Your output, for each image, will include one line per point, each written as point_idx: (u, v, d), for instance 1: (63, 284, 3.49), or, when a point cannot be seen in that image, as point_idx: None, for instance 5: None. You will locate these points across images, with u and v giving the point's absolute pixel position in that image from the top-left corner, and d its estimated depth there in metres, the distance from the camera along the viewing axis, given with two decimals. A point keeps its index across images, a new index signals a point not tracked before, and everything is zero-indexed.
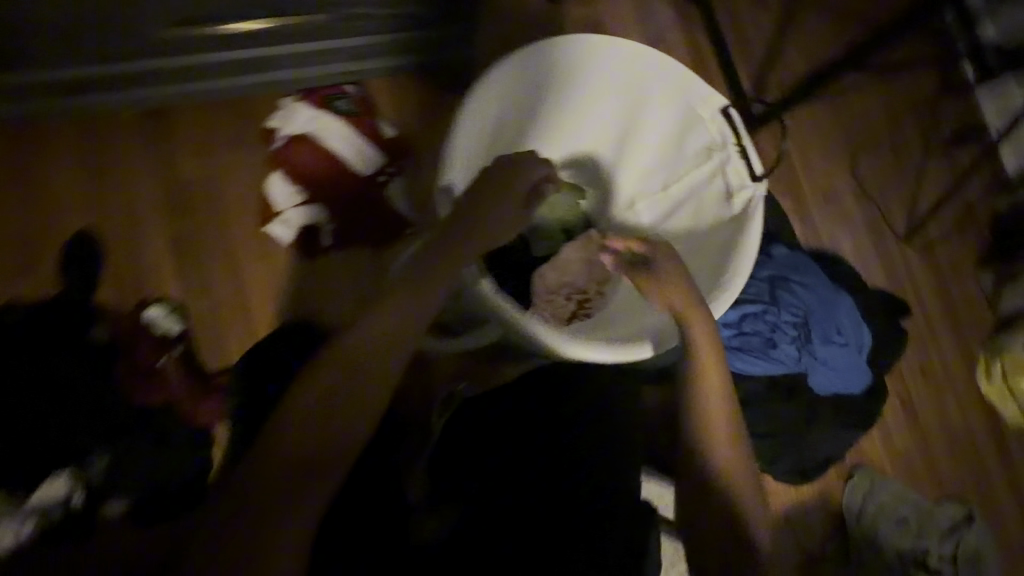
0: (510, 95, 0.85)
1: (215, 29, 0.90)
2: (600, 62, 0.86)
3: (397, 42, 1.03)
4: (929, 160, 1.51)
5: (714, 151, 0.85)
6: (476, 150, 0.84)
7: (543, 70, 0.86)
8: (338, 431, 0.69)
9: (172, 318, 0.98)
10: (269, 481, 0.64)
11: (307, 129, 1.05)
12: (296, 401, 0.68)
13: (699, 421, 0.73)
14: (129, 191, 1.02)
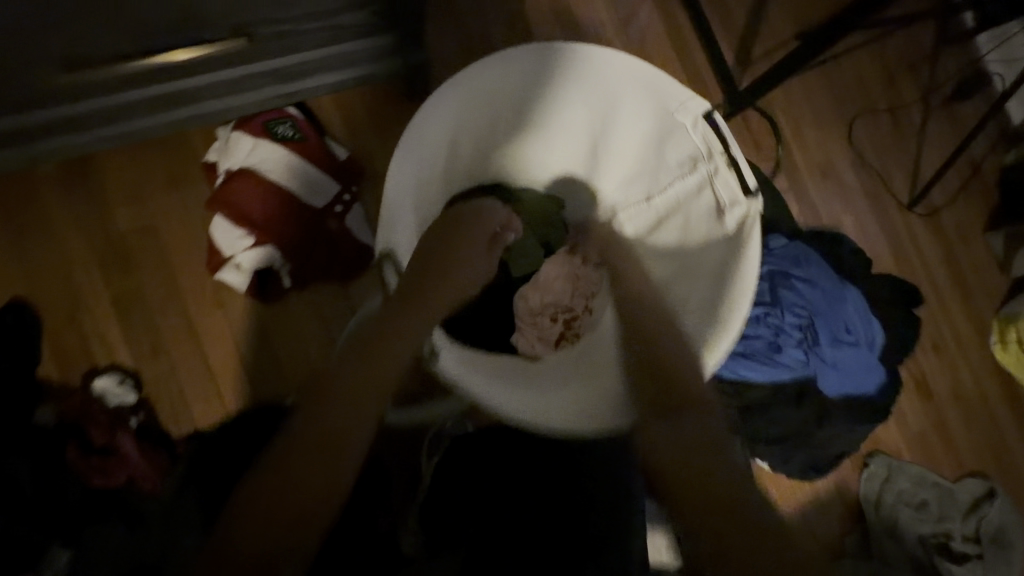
0: (458, 118, 0.75)
1: (114, 70, 0.75)
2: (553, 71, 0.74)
3: (335, 57, 0.88)
4: (931, 120, 1.41)
5: (698, 161, 0.75)
6: (424, 187, 0.77)
7: (489, 87, 0.74)
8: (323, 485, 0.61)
9: (126, 387, 0.90)
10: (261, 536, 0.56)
11: (248, 163, 0.94)
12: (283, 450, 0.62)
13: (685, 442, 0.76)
14: (59, 251, 0.92)
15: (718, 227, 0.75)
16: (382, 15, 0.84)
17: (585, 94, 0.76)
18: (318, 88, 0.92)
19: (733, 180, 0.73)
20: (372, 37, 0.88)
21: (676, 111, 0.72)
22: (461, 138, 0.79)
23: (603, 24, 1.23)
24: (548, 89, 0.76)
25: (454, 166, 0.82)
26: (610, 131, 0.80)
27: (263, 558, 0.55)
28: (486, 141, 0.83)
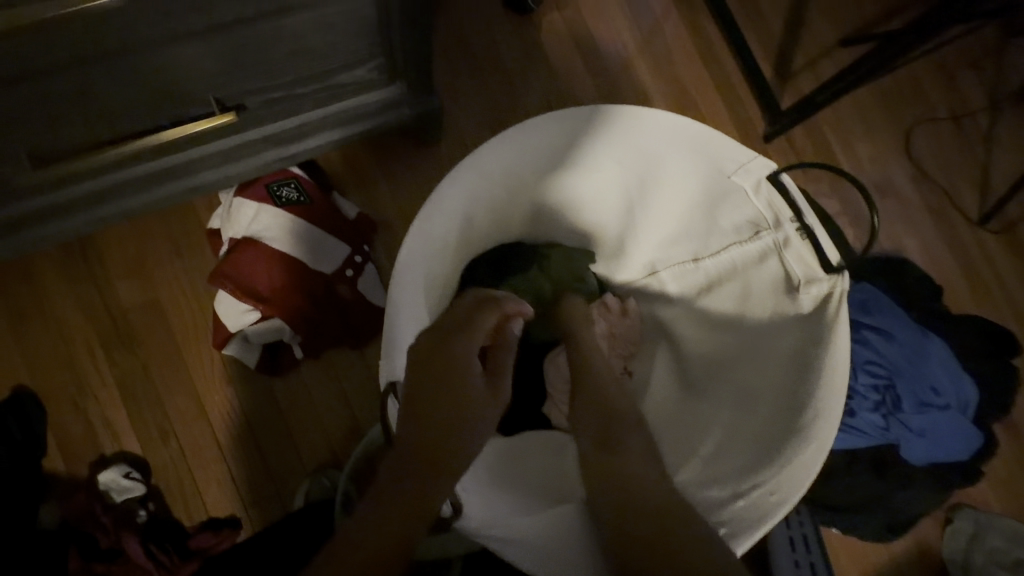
0: (476, 192, 0.66)
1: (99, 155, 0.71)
2: (585, 135, 0.65)
3: (337, 115, 0.81)
4: (1000, 124, 1.25)
5: (760, 227, 0.65)
6: (437, 267, 0.69)
7: (512, 157, 0.66)
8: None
9: (132, 479, 0.84)
10: None
11: (251, 231, 0.88)
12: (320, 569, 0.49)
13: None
14: (60, 335, 0.87)
15: (793, 303, 0.64)
16: (382, 69, 0.77)
17: (619, 156, 0.67)
18: (319, 148, 0.85)
19: (805, 248, 0.62)
20: (376, 90, 0.81)
21: (734, 173, 0.62)
22: (478, 209, 0.70)
23: (626, 43, 1.13)
24: (576, 156, 0.68)
25: (469, 239, 0.73)
26: (652, 191, 0.70)
27: None
28: (507, 208, 0.74)
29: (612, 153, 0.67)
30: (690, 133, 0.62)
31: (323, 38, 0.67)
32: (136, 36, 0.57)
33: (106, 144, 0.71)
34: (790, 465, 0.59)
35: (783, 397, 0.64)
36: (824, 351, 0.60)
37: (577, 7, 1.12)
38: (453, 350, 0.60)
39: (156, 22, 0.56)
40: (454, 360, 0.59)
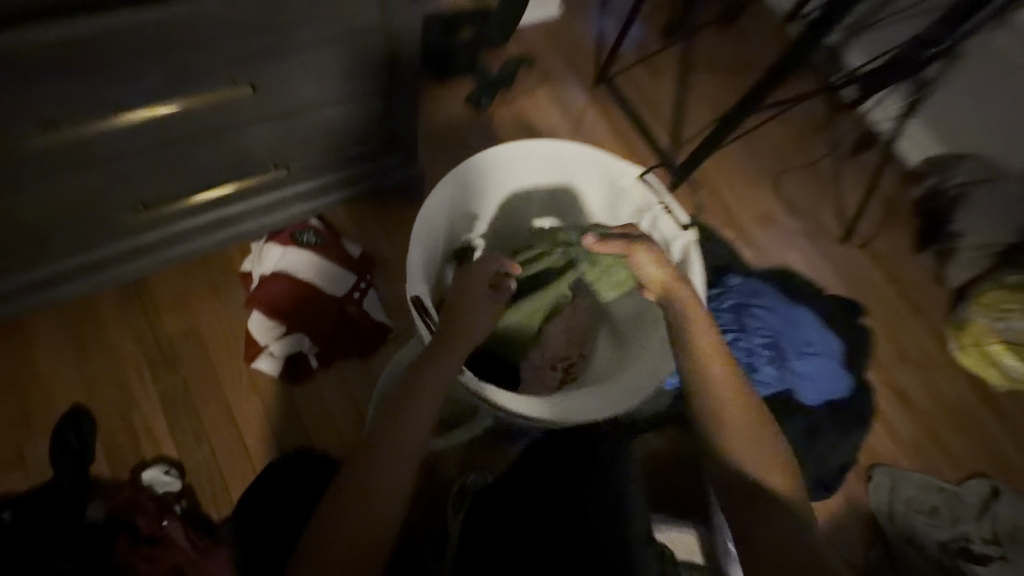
0: (452, 206, 0.92)
1: (178, 203, 0.95)
2: (519, 160, 0.94)
3: (350, 176, 1.09)
4: (841, 169, 1.69)
5: (644, 213, 0.95)
6: (430, 265, 0.91)
7: (472, 180, 0.93)
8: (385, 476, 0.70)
9: (172, 475, 0.98)
10: (348, 530, 0.66)
11: (279, 266, 1.11)
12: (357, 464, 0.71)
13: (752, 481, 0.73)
14: (115, 359, 1.05)
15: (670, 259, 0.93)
16: (386, 142, 1.09)
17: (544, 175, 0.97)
18: (336, 201, 1.11)
19: (671, 221, 0.92)
20: (378, 158, 1.11)
21: (619, 178, 0.94)
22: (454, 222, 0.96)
23: (558, 127, 1.53)
24: (515, 175, 0.96)
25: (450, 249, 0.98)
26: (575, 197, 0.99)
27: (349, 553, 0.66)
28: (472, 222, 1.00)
29: (537, 172, 0.97)
30: (587, 155, 0.93)
31: (347, 121, 0.98)
32: (230, 118, 0.85)
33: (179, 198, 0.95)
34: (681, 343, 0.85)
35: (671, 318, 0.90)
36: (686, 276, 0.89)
37: (520, 104, 1.53)
38: (466, 303, 0.79)
39: (247, 108, 0.85)
40: (463, 328, 0.77)
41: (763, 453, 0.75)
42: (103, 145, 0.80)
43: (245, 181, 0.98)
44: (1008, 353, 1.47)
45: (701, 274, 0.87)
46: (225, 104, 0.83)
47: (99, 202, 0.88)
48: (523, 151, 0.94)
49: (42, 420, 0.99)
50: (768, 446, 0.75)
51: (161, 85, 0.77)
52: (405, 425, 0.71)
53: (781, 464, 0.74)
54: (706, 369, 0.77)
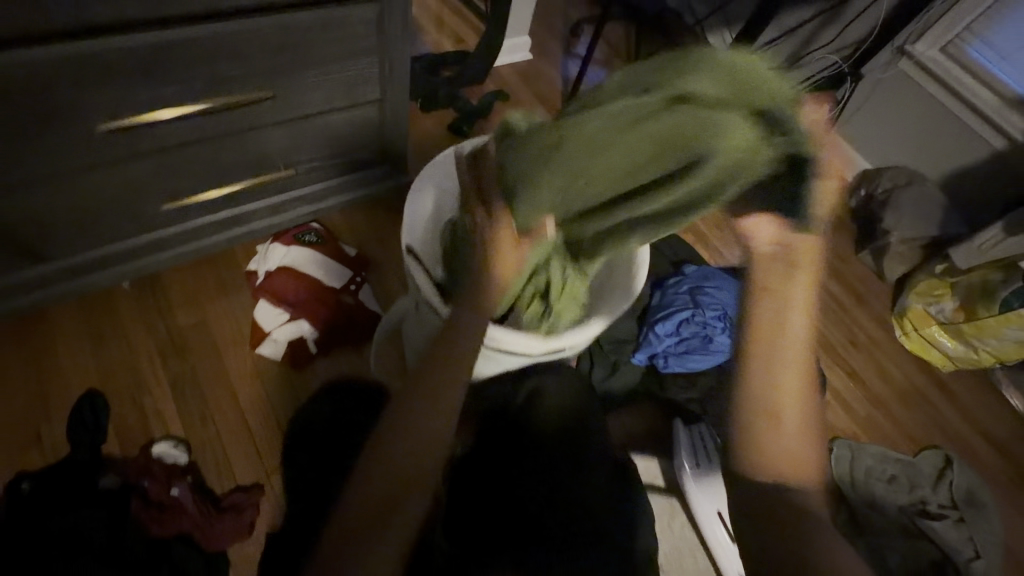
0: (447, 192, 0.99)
1: (194, 196, 1.08)
2: None
3: (350, 182, 1.26)
4: None
5: None
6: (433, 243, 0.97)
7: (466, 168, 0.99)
8: (400, 444, 0.68)
9: (180, 449, 1.06)
10: (367, 503, 0.64)
11: (284, 262, 1.24)
12: (380, 432, 0.69)
13: (788, 458, 0.69)
14: (129, 346, 1.14)
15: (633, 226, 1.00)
16: (381, 153, 1.26)
17: None
18: (339, 205, 1.27)
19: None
20: (375, 166, 1.28)
21: None
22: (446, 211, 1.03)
23: None
24: None
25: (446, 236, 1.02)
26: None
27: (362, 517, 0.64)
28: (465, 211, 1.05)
29: None
30: None
31: (346, 131, 1.15)
32: (254, 120, 1.01)
33: (194, 193, 1.08)
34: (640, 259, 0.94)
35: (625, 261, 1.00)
36: None
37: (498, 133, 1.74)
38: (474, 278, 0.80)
39: (266, 113, 1.01)
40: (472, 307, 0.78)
41: (797, 442, 0.69)
42: (141, 142, 0.92)
43: (255, 177, 1.12)
44: (943, 334, 1.56)
45: None
46: (249, 106, 0.97)
47: (134, 194, 1.01)
48: None
49: (60, 403, 1.06)
50: (810, 441, 0.70)
51: (198, 93, 0.90)
52: (427, 410, 0.70)
53: (815, 455, 0.70)
54: (779, 342, 0.71)
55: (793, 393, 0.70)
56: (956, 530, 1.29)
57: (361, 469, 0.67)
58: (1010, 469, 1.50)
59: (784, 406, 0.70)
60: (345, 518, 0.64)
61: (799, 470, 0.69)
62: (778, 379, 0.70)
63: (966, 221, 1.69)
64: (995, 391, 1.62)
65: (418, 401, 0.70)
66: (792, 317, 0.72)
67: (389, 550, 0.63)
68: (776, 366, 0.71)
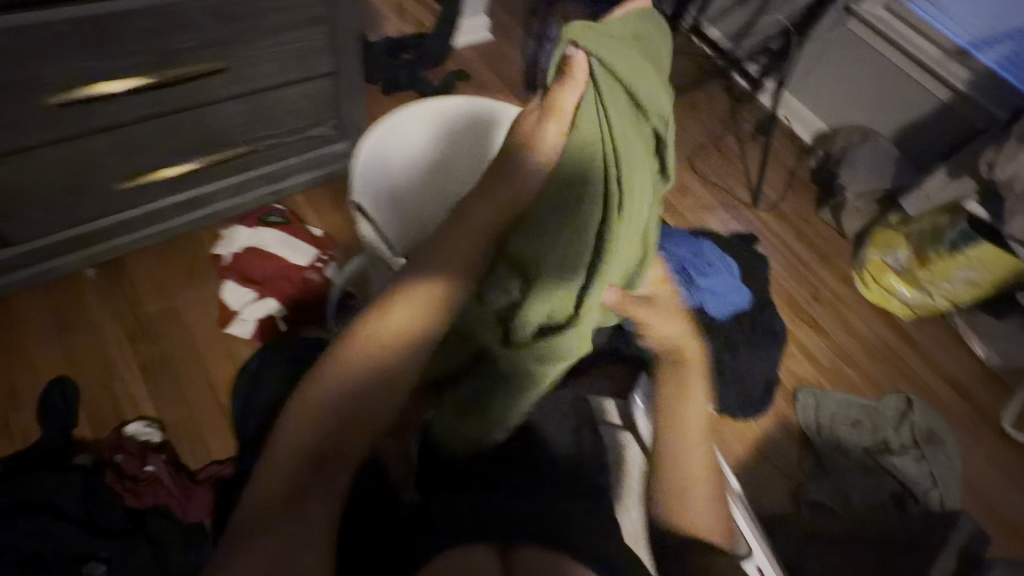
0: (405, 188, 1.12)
1: (152, 175, 1.09)
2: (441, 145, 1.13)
3: (312, 158, 1.28)
4: (746, 148, 1.95)
5: None
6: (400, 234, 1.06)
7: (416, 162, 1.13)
8: (349, 388, 0.59)
9: (153, 428, 1.06)
10: (308, 439, 0.58)
11: (249, 242, 1.25)
12: (332, 368, 0.60)
13: (688, 529, 0.70)
14: (97, 331, 1.15)
15: None
16: (339, 129, 1.27)
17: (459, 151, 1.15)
18: (304, 181, 1.31)
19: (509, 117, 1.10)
20: (336, 143, 1.30)
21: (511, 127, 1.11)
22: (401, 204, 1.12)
23: None
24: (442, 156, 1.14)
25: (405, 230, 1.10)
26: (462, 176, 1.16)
27: (303, 449, 0.57)
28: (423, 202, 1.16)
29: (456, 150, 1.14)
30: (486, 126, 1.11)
31: (306, 105, 1.17)
32: (207, 93, 1.02)
33: (153, 173, 1.09)
34: None
35: None
36: None
37: None
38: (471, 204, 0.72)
39: (218, 87, 1.02)
40: (460, 231, 0.69)
41: (708, 510, 0.70)
42: (93, 118, 0.94)
43: (214, 155, 1.13)
44: (900, 282, 1.63)
45: None
46: (201, 79, 0.99)
47: (93, 171, 1.03)
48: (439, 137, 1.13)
49: (30, 390, 1.07)
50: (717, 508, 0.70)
51: (147, 64, 0.92)
52: (356, 379, 0.59)
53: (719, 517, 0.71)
54: (676, 425, 0.72)
55: (693, 468, 0.71)
56: (915, 464, 1.35)
57: (307, 403, 0.59)
58: (969, 407, 1.57)
59: (680, 482, 0.70)
60: (282, 452, 0.57)
61: (714, 528, 0.70)
62: (687, 456, 0.71)
63: (917, 173, 1.75)
64: (952, 335, 1.69)
65: (382, 342, 0.61)
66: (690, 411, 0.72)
67: (296, 514, 0.56)
68: (674, 447, 0.72)
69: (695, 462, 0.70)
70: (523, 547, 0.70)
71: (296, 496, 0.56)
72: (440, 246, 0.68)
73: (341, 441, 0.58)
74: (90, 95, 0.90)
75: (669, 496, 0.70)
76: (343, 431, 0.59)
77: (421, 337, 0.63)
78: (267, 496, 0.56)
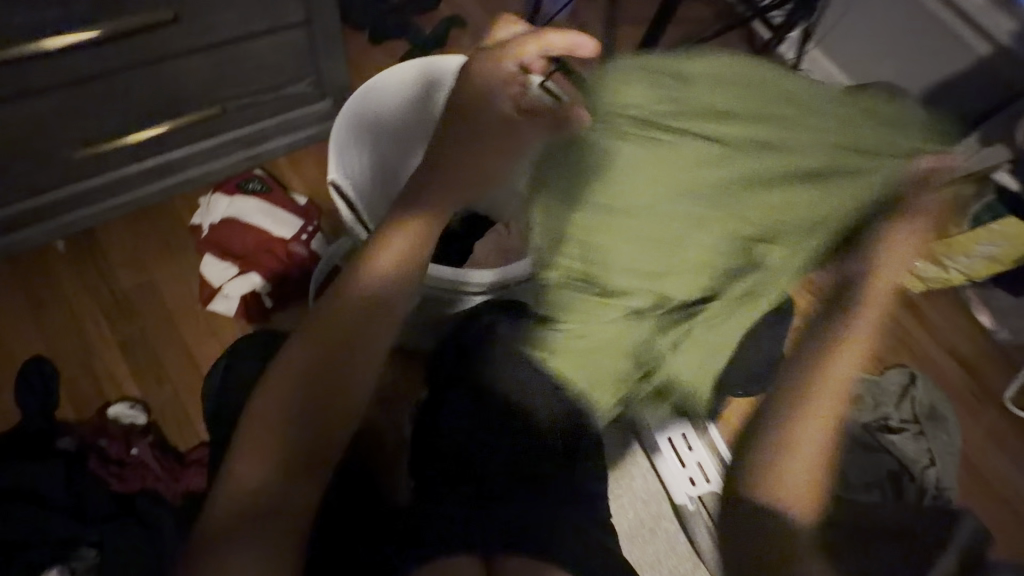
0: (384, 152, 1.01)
1: (110, 142, 1.00)
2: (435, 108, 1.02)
3: (289, 120, 1.17)
4: None
5: None
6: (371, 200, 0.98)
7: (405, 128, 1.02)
8: (323, 378, 0.59)
9: (137, 410, 1.03)
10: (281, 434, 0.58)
11: (227, 213, 1.16)
12: (300, 356, 0.60)
13: (780, 467, 0.60)
14: (72, 307, 1.10)
15: None
16: (319, 85, 1.16)
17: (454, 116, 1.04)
18: (282, 145, 1.20)
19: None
20: (315, 102, 1.18)
21: None
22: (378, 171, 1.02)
23: None
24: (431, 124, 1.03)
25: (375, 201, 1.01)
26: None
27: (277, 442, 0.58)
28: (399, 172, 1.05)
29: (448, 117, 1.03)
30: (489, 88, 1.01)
31: (277, 58, 1.06)
32: (162, 47, 0.92)
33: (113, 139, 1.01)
34: None
35: None
36: None
37: None
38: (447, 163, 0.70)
39: (173, 39, 0.92)
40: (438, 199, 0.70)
41: (813, 464, 0.60)
42: (26, 77, 0.86)
43: (177, 119, 1.04)
44: None
45: None
46: (152, 31, 0.90)
47: (40, 136, 0.94)
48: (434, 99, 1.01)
49: (6, 370, 1.03)
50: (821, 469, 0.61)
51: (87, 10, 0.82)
52: (333, 360, 0.60)
53: (815, 485, 0.60)
54: (832, 362, 0.63)
55: (827, 410, 0.61)
56: (914, 442, 1.33)
57: (278, 396, 0.58)
58: (973, 384, 1.54)
59: (805, 416, 0.61)
60: (253, 447, 0.57)
61: (809, 490, 0.60)
62: (816, 408, 0.61)
63: None
64: (963, 308, 1.63)
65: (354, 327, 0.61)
66: (832, 375, 0.62)
67: (270, 503, 0.57)
68: (821, 381, 0.62)
69: (824, 406, 0.61)
70: (507, 558, 0.72)
71: (274, 491, 0.57)
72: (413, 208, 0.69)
73: (319, 434, 0.59)
74: (20, 52, 0.82)
75: (775, 463, 0.61)
76: (317, 423, 0.59)
77: (393, 301, 0.64)
78: (256, 500, 0.57)
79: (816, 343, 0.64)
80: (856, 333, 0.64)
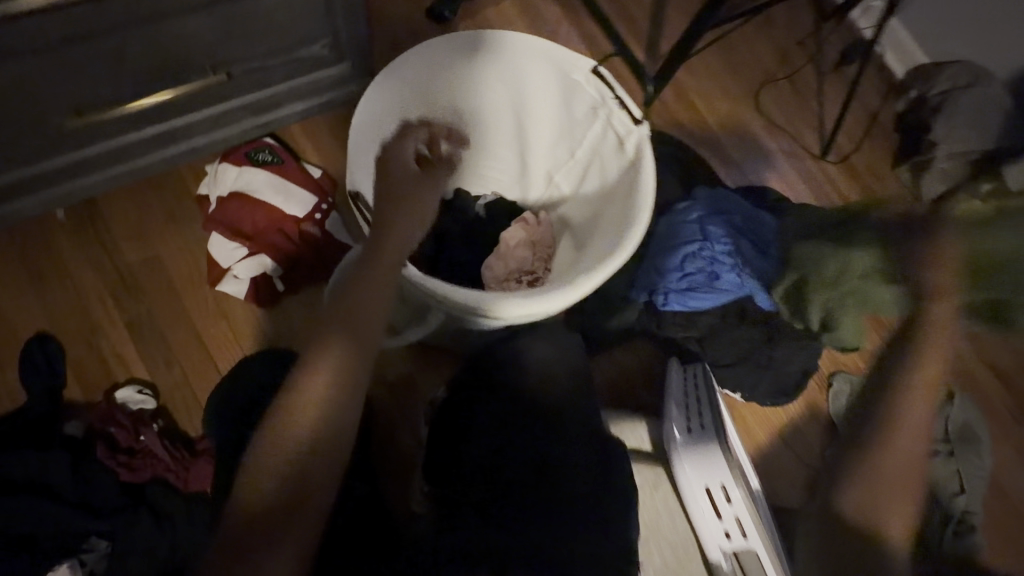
0: (404, 108, 0.96)
1: (105, 110, 0.90)
2: (473, 72, 0.98)
3: (301, 86, 1.06)
4: (824, 81, 1.63)
5: (598, 109, 0.96)
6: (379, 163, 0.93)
7: (444, 94, 1.00)
8: (325, 383, 0.63)
9: (144, 395, 0.99)
10: (287, 435, 0.61)
11: (235, 188, 1.07)
12: (308, 365, 0.64)
13: (859, 501, 0.61)
14: (76, 281, 1.04)
15: (623, 156, 0.94)
16: (334, 47, 1.03)
17: (498, 87, 1.00)
18: (292, 114, 1.09)
19: (625, 116, 0.94)
20: (330, 66, 1.06)
21: (571, 72, 0.94)
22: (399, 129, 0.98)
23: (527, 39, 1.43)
24: (472, 89, 1.00)
25: None
26: (526, 122, 1.04)
27: (288, 447, 0.61)
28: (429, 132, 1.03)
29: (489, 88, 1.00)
30: (535, 62, 0.95)
31: (288, 17, 0.93)
32: (157, 5, 0.80)
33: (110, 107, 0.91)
34: (632, 186, 0.89)
35: (606, 190, 0.98)
36: (621, 145, 0.94)
37: (487, 16, 1.42)
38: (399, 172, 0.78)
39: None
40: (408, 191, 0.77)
41: (902, 468, 0.62)
42: (4, 40, 0.75)
43: (178, 87, 0.93)
44: None
45: (653, 167, 0.88)
46: None
47: (29, 104, 0.85)
48: (473, 67, 0.97)
49: (10, 347, 0.99)
50: (905, 500, 0.62)
51: None
52: (334, 361, 0.64)
53: (906, 512, 0.62)
54: (906, 406, 0.64)
55: (914, 439, 0.63)
56: (944, 465, 1.28)
57: (286, 401, 0.62)
58: (1014, 403, 1.46)
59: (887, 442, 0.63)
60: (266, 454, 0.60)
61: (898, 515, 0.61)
62: (902, 434, 0.63)
63: None
64: None
65: (347, 328, 0.66)
66: (914, 415, 0.63)
67: (274, 494, 0.59)
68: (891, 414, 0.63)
69: (903, 426, 0.63)
70: None
71: (281, 489, 0.60)
72: (393, 203, 0.76)
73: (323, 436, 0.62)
74: None
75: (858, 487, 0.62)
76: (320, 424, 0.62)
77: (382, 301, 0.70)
78: (270, 504, 0.59)
79: (905, 356, 0.65)
80: (947, 347, 0.66)
